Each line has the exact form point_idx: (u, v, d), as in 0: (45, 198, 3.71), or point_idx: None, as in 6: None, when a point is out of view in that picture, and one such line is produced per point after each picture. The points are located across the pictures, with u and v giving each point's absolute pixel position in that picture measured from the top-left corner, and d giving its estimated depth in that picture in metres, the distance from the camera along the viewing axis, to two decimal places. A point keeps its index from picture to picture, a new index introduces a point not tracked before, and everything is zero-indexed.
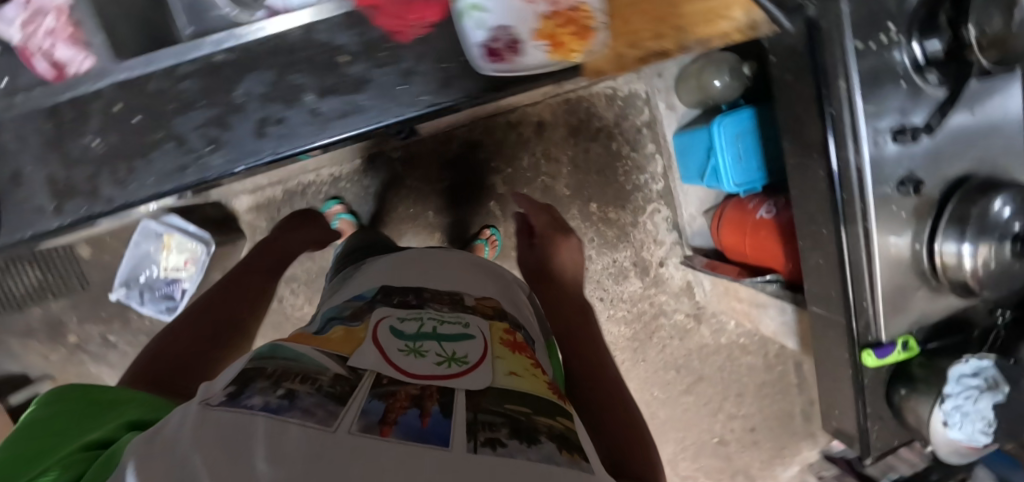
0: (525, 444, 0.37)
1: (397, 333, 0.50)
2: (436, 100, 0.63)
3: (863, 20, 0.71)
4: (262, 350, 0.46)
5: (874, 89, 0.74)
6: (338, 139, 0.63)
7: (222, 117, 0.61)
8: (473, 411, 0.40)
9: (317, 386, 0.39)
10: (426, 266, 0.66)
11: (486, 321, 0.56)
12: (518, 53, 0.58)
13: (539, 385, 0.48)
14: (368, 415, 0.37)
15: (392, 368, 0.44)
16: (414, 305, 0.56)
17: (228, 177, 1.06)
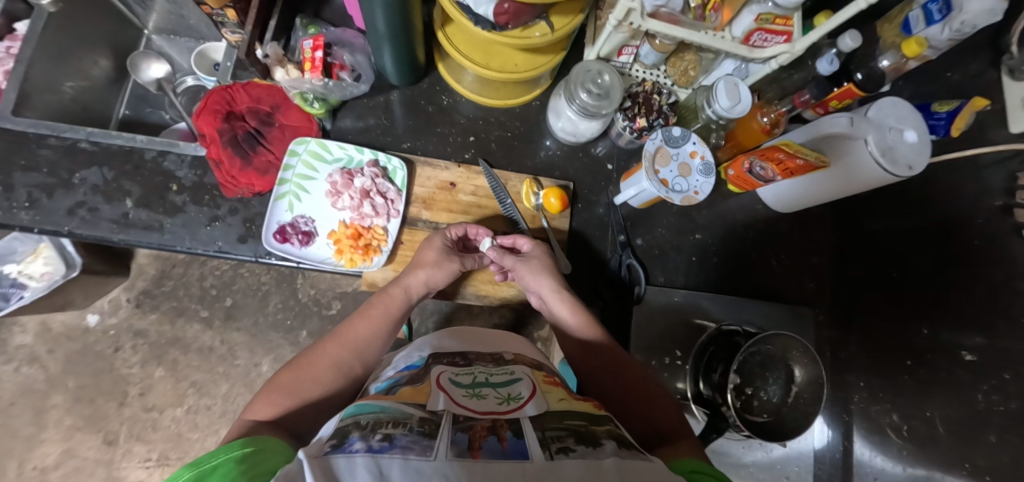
0: (589, 446, 0.38)
1: (455, 384, 0.48)
2: (223, 248, 0.67)
3: (654, 320, 0.76)
4: (344, 411, 0.43)
5: (653, 353, 0.75)
6: (189, 249, 0.66)
7: (52, 186, 0.65)
8: (539, 429, 0.40)
9: (409, 428, 0.39)
10: (478, 334, 0.63)
11: (527, 368, 0.53)
12: (306, 245, 0.69)
13: (588, 408, 0.47)
14: (457, 444, 0.37)
15: (464, 409, 0.43)
16: (462, 363, 0.53)
17: (42, 250, 0.92)
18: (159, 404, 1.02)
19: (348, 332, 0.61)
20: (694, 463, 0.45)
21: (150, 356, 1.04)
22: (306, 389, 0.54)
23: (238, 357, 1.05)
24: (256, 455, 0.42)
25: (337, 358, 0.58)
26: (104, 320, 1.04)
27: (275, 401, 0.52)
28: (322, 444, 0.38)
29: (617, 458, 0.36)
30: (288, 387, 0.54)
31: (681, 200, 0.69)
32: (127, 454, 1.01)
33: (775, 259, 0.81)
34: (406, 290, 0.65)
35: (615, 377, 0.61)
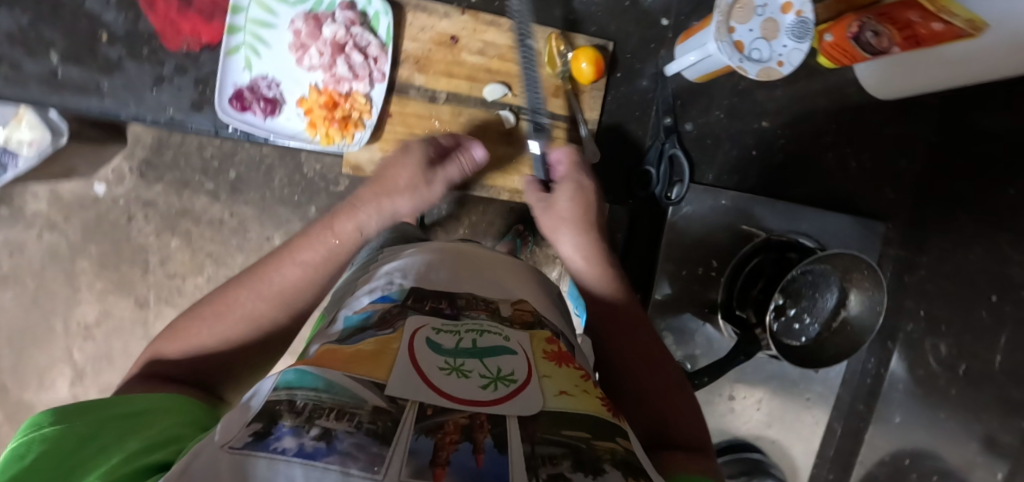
0: (591, 476, 0.32)
1: (433, 351, 0.41)
2: (178, 117, 0.60)
3: (700, 227, 0.67)
4: (284, 378, 0.36)
5: (690, 262, 0.68)
6: (132, 116, 0.59)
7: None
8: (527, 443, 0.34)
9: (356, 424, 0.31)
10: (481, 264, 0.57)
11: (525, 334, 0.47)
12: (271, 117, 0.61)
13: (591, 403, 0.41)
14: (417, 455, 0.30)
15: (434, 395, 0.36)
16: (449, 314, 0.47)
17: (23, 114, 0.81)
18: (181, 272, 1.04)
19: (269, 275, 0.51)
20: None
21: (164, 225, 1.03)
22: (205, 346, 0.47)
23: (250, 230, 1.05)
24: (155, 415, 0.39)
25: (254, 311, 0.49)
26: (111, 190, 1.01)
27: (184, 349, 0.47)
28: (246, 426, 0.31)
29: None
30: (191, 345, 0.47)
31: (758, 73, 0.54)
32: (160, 317, 1.04)
33: (852, 158, 0.68)
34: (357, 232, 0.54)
35: (641, 337, 0.52)
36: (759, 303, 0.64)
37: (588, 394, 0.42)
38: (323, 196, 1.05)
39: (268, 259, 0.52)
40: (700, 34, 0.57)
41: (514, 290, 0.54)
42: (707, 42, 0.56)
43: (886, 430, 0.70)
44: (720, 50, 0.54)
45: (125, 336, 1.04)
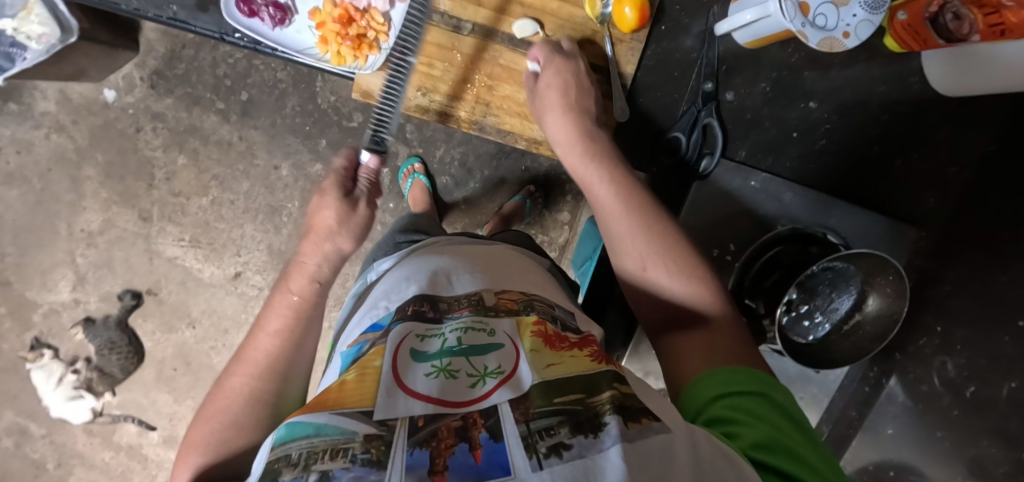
0: (589, 438, 0.33)
1: (417, 361, 0.41)
2: (181, 16, 0.59)
3: (723, 209, 0.64)
4: (275, 436, 0.36)
5: (707, 245, 0.64)
6: (135, 10, 0.58)
7: None
8: (522, 422, 0.34)
9: (351, 458, 0.31)
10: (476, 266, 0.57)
11: (511, 320, 0.46)
12: (280, 27, 0.60)
13: (582, 365, 0.41)
14: (415, 470, 0.31)
15: (424, 406, 0.36)
16: (432, 320, 0.47)
17: (32, 6, 0.76)
18: (185, 191, 1.03)
19: (250, 355, 0.47)
20: (713, 382, 0.42)
21: (172, 141, 1.01)
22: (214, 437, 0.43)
23: (258, 157, 1.03)
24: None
25: (252, 390, 0.46)
26: (120, 98, 0.99)
27: (193, 468, 0.42)
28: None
29: (626, 448, 0.33)
30: (209, 445, 0.43)
31: (820, 42, 0.50)
32: (162, 233, 1.03)
33: (899, 156, 0.65)
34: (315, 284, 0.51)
35: (651, 237, 0.49)
36: (771, 295, 0.61)
37: (578, 359, 0.42)
38: (335, 131, 1.03)
39: (242, 346, 0.49)
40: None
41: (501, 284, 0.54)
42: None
43: (876, 442, 0.67)
44: (783, 12, 0.49)
45: (126, 247, 1.03)
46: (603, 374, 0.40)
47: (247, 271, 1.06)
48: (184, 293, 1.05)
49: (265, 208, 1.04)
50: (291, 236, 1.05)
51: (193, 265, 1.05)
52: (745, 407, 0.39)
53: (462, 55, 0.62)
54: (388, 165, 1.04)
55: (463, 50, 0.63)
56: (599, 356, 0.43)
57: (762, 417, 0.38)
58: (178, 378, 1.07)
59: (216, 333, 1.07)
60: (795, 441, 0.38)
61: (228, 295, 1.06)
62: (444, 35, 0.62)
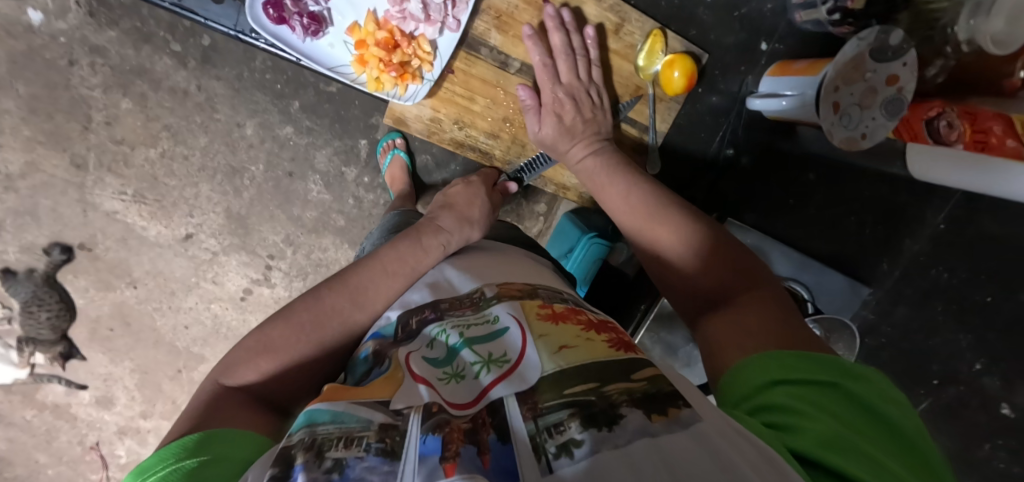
0: (603, 432, 0.35)
1: (430, 363, 0.45)
2: None
3: None
4: (299, 419, 0.41)
5: None
6: None
7: None
8: (530, 419, 0.38)
9: (365, 447, 0.37)
10: (473, 260, 0.60)
11: (512, 302, 0.50)
12: (313, 40, 0.72)
13: (595, 349, 0.44)
14: (425, 461, 0.35)
15: (436, 399, 0.41)
16: (430, 321, 0.50)
17: None
18: (129, 139, 0.91)
19: (360, 287, 0.55)
20: (770, 365, 0.42)
21: (114, 81, 0.87)
22: (298, 348, 0.51)
23: (218, 112, 0.92)
24: (213, 468, 0.40)
25: (350, 318, 0.54)
26: (48, 22, 0.83)
27: (265, 369, 0.50)
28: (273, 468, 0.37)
29: (648, 441, 0.35)
30: (287, 351, 0.51)
31: (839, 138, 0.53)
32: (100, 184, 0.92)
33: (869, 226, 0.75)
34: (442, 248, 0.62)
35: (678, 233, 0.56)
36: None
37: (591, 342, 0.45)
38: (313, 93, 0.94)
39: (356, 268, 0.57)
40: (801, 80, 0.60)
41: (497, 273, 0.57)
42: (809, 91, 0.58)
43: None
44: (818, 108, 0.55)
45: (55, 196, 0.91)
46: (609, 360, 0.43)
47: (200, 233, 0.98)
48: (124, 250, 0.96)
49: (224, 168, 0.96)
50: (252, 201, 0.98)
51: (136, 223, 0.95)
52: (803, 394, 0.39)
53: (505, 94, 0.79)
54: (367, 137, 0.98)
55: (506, 88, 0.79)
56: (618, 342, 0.46)
57: (820, 408, 0.38)
58: (116, 338, 1.01)
59: (161, 294, 1.00)
60: (866, 439, 0.37)
61: (177, 257, 0.99)
62: (488, 70, 0.78)
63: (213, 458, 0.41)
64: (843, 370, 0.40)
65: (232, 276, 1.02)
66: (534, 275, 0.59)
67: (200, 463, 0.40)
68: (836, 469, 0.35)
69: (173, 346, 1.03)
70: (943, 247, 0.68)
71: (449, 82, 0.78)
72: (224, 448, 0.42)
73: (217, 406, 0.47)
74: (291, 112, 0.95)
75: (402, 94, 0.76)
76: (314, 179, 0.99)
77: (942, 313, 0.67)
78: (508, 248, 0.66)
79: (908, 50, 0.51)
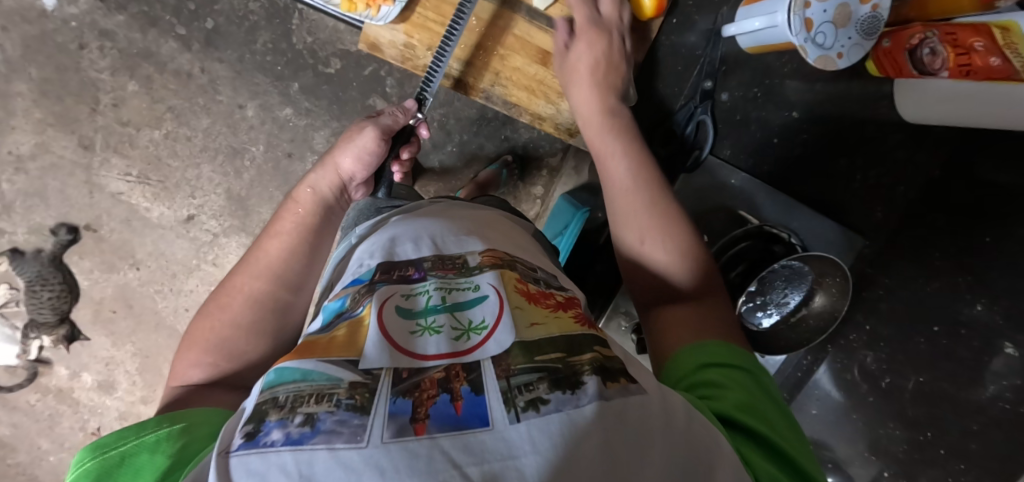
0: (567, 394, 0.34)
1: (400, 314, 0.41)
2: None
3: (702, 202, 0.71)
4: (267, 379, 0.38)
5: None
6: None
7: None
8: (502, 378, 0.36)
9: (335, 402, 0.34)
10: (442, 224, 0.56)
11: (495, 272, 0.46)
12: None
13: (566, 325, 0.42)
14: (397, 417, 0.33)
15: (407, 359, 0.38)
16: (416, 279, 0.46)
17: None
18: (135, 121, 0.94)
19: (256, 259, 0.55)
20: (697, 352, 0.44)
21: (121, 64, 0.91)
22: (217, 334, 0.50)
23: (221, 93, 0.96)
24: (189, 432, 0.40)
25: (252, 290, 0.53)
26: (63, 8, 0.88)
27: (197, 362, 0.49)
28: (241, 428, 0.35)
29: (601, 404, 0.34)
30: (209, 342, 0.50)
31: (817, 59, 0.54)
32: (106, 165, 0.95)
33: (859, 171, 0.72)
34: (312, 193, 0.60)
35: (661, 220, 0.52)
36: (735, 287, 0.67)
37: (561, 318, 0.43)
38: (311, 74, 0.97)
39: (250, 250, 0.56)
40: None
41: (468, 240, 0.53)
42: (778, 10, 0.54)
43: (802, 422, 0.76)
44: (789, 25, 0.53)
45: (63, 177, 0.94)
46: (582, 335, 0.41)
47: (201, 215, 1.00)
48: (127, 232, 0.98)
49: (225, 149, 0.98)
50: (252, 183, 1.00)
51: (140, 204, 0.98)
52: (735, 377, 0.42)
53: (476, 19, 0.70)
54: (364, 118, 1.00)
55: (477, 14, 0.70)
56: (583, 318, 0.45)
57: (740, 384, 0.41)
58: (118, 321, 1.01)
59: (162, 277, 1.01)
60: (770, 409, 0.41)
61: (179, 239, 1.00)
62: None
63: (189, 424, 0.41)
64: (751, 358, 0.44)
65: (232, 259, 1.03)
66: (505, 244, 0.55)
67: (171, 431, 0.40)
68: (750, 430, 0.38)
69: (173, 330, 1.03)
70: (935, 191, 0.69)
71: (419, 4, 0.69)
72: (198, 414, 0.42)
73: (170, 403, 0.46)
74: (291, 93, 0.97)
75: (374, 16, 0.70)
76: (312, 160, 1.00)
77: (939, 259, 0.65)
78: (490, 215, 0.64)
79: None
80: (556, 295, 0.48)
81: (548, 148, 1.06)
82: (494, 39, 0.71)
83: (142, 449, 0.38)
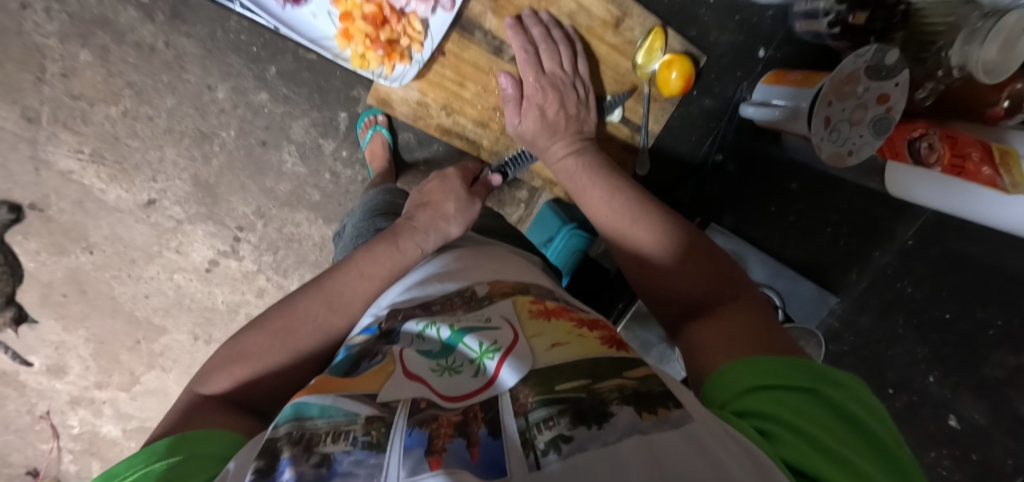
0: (593, 430, 0.35)
1: (423, 355, 0.44)
2: None
3: None
4: (285, 412, 0.39)
5: None
6: None
7: None
8: (520, 415, 0.37)
9: (352, 441, 0.36)
10: (486, 258, 0.57)
11: (507, 300, 0.49)
12: (294, 7, 0.67)
13: (589, 346, 0.43)
14: (413, 452, 0.35)
15: (434, 393, 0.41)
16: (422, 314, 0.48)
17: None
18: (88, 95, 0.85)
19: (337, 288, 0.53)
20: (753, 370, 0.40)
21: (71, 30, 0.81)
22: (271, 355, 0.49)
23: (188, 72, 0.87)
24: (184, 467, 0.38)
25: (324, 321, 0.51)
26: None
27: (239, 376, 0.48)
28: (252, 463, 0.36)
29: (639, 438, 0.34)
30: (260, 360, 0.48)
31: (827, 154, 0.54)
32: (54, 140, 0.86)
33: (843, 237, 0.76)
34: (418, 250, 0.59)
35: (654, 235, 0.55)
36: None
37: (584, 338, 0.44)
38: (291, 60, 0.89)
39: (332, 271, 0.55)
40: (792, 91, 0.60)
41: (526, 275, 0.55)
42: (801, 102, 0.57)
43: None
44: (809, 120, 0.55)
45: (3, 151, 0.85)
46: (605, 357, 0.42)
47: (164, 200, 0.93)
48: (80, 213, 0.91)
49: (193, 132, 0.90)
50: (222, 169, 0.93)
51: (95, 185, 0.90)
52: (786, 400, 0.38)
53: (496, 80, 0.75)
54: (347, 111, 0.94)
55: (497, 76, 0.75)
56: (610, 340, 0.45)
57: (810, 417, 0.37)
58: (69, 305, 0.96)
59: (120, 262, 0.95)
60: (844, 443, 0.37)
61: (139, 224, 0.94)
62: (481, 56, 0.74)
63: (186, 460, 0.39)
64: (824, 377, 0.40)
65: (197, 246, 0.98)
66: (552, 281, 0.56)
67: (172, 464, 0.38)
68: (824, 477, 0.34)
69: (132, 316, 0.99)
70: (911, 262, 0.69)
71: (438, 64, 0.73)
72: (201, 445, 0.40)
73: (186, 413, 0.44)
74: (268, 77, 0.89)
75: (388, 74, 0.72)
76: (289, 149, 0.95)
77: (902, 327, 0.70)
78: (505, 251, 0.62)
79: (903, 71, 0.51)
80: (579, 314, 0.48)
81: None
82: None
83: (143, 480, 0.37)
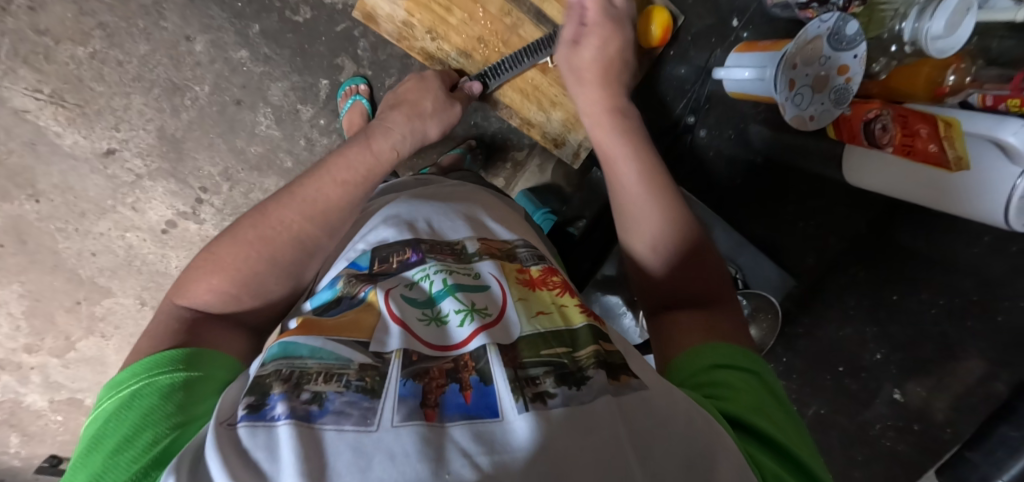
0: (573, 390, 0.35)
1: (408, 302, 0.42)
2: None
3: None
4: (270, 353, 0.38)
5: None
6: None
7: None
8: (509, 367, 0.37)
9: (346, 383, 0.34)
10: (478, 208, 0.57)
11: (495, 263, 0.47)
12: None
13: (570, 316, 0.44)
14: (407, 401, 0.33)
15: (422, 346, 0.39)
16: (414, 263, 0.45)
17: None
18: (54, 32, 0.81)
19: (310, 195, 0.47)
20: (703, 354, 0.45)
21: None
22: (249, 270, 0.44)
23: (166, 19, 0.85)
24: (200, 384, 0.38)
25: (303, 232, 0.46)
26: None
27: (217, 288, 0.44)
28: (240, 402, 0.34)
29: (611, 399, 0.35)
30: (238, 274, 0.44)
31: (791, 118, 0.58)
32: (11, 75, 0.82)
33: (802, 219, 0.81)
34: (393, 152, 0.55)
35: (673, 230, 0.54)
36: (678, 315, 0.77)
37: (566, 308, 0.45)
38: (275, 18, 0.88)
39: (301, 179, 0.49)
40: (763, 55, 0.62)
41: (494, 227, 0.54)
42: (767, 67, 0.61)
43: None
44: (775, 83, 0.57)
45: None
46: (583, 326, 0.42)
47: (124, 151, 0.89)
48: (30, 157, 0.86)
49: (164, 83, 0.87)
50: (191, 125, 0.90)
51: (50, 127, 0.85)
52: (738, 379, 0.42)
53: (484, 12, 0.72)
54: (330, 77, 0.93)
55: (486, 7, 0.72)
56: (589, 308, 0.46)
57: (752, 390, 0.42)
58: (6, 256, 0.89)
59: (68, 214, 0.90)
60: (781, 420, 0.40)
61: (94, 175, 0.89)
62: None
63: (202, 376, 0.39)
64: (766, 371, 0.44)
65: (155, 205, 0.93)
66: (514, 230, 0.56)
67: (185, 378, 0.38)
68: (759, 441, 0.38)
69: (75, 274, 0.93)
70: (861, 248, 0.78)
71: None
72: (214, 366, 0.40)
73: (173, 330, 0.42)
74: (250, 33, 0.88)
75: None
76: (265, 112, 0.93)
77: (854, 308, 0.76)
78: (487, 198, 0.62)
79: (861, 42, 0.55)
80: (558, 274, 0.50)
81: (515, 141, 1.05)
82: (498, 35, 0.74)
83: (155, 391, 0.36)
